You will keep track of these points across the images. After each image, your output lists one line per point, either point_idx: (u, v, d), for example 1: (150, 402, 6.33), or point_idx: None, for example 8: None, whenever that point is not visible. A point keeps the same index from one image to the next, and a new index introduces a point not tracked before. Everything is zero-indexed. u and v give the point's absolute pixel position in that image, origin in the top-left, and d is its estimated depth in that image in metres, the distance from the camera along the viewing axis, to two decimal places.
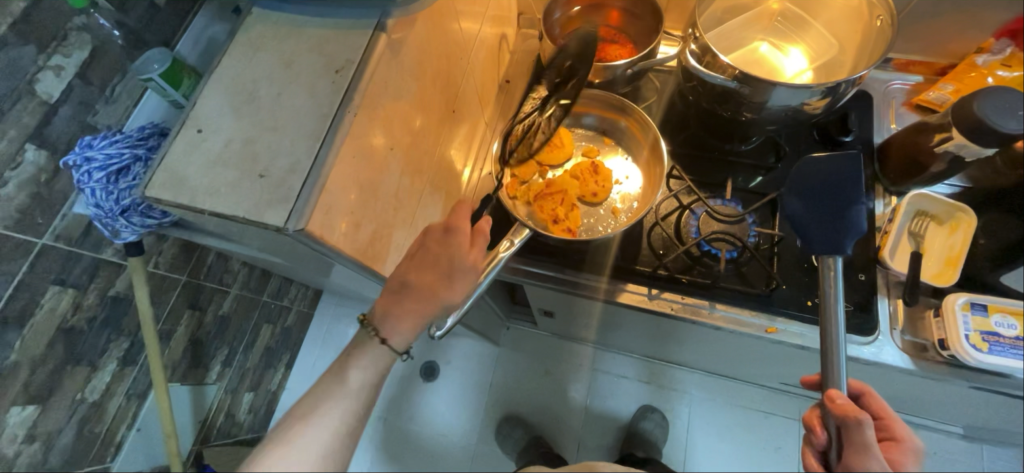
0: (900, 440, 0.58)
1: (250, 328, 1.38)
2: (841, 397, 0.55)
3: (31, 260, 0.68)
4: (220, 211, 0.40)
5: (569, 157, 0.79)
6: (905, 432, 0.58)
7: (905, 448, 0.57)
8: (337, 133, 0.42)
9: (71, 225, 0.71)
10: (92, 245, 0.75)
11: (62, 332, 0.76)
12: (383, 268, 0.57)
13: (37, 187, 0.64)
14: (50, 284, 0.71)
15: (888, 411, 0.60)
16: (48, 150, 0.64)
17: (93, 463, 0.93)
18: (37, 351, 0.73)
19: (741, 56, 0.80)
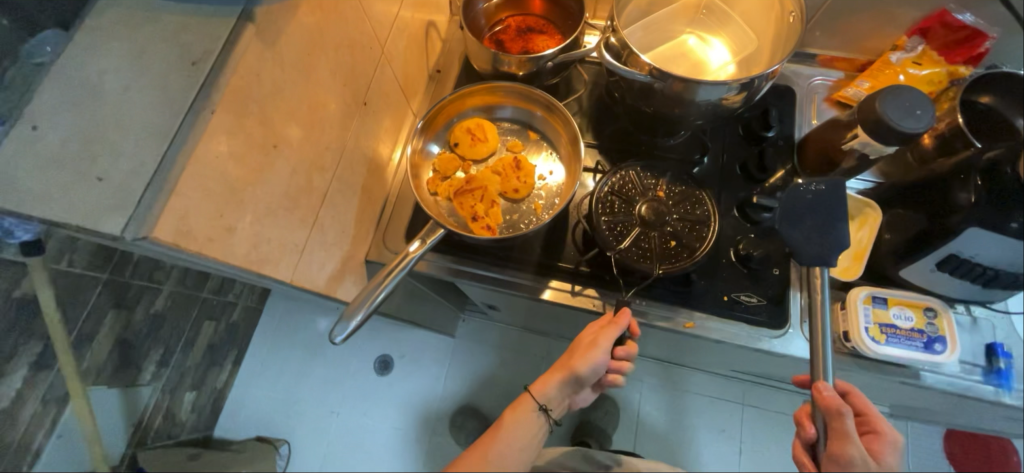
0: (880, 434, 0.59)
1: (189, 326, 1.31)
2: (828, 392, 0.57)
3: None
4: (52, 218, 0.37)
5: (493, 151, 0.76)
6: (888, 428, 0.59)
7: (890, 445, 0.58)
8: (189, 131, 0.39)
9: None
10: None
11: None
12: (274, 271, 0.54)
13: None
14: None
15: (871, 407, 0.61)
16: None
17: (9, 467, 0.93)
18: None
19: (667, 50, 0.80)
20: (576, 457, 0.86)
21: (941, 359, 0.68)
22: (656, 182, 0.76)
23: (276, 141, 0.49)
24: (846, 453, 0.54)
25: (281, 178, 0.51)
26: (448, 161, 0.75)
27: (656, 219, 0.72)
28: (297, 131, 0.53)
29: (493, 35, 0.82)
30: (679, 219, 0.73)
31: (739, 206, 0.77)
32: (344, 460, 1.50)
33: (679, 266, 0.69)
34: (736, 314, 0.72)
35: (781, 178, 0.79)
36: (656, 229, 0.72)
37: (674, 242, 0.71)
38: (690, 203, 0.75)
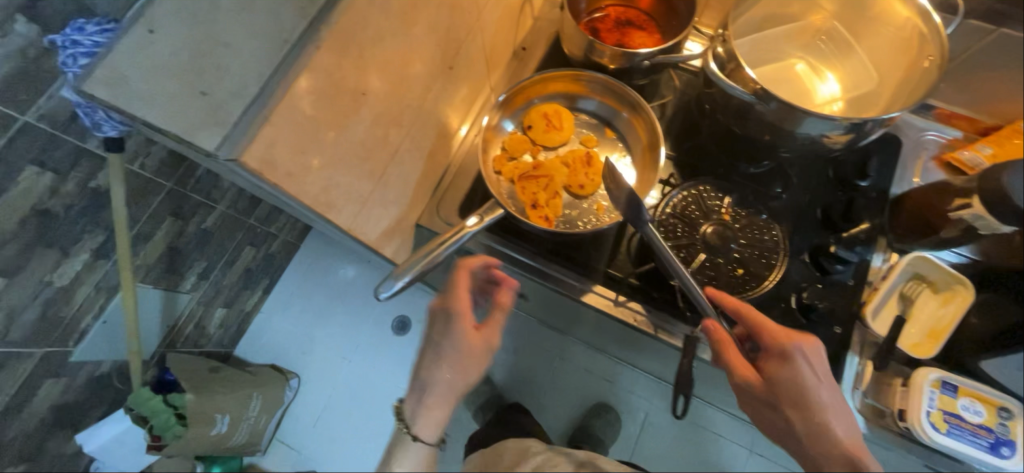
0: (771, 350, 0.58)
1: (232, 248, 1.36)
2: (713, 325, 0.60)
3: (10, 136, 0.62)
4: (153, 123, 0.37)
5: (565, 141, 0.74)
6: (770, 337, 0.58)
7: (786, 355, 0.57)
8: (293, 63, 0.39)
9: (57, 107, 0.65)
10: (74, 132, 0.71)
11: (36, 214, 0.72)
12: (335, 216, 0.54)
13: (23, 61, 0.57)
14: (28, 165, 0.67)
15: (756, 322, 0.58)
16: (39, 25, 0.57)
17: (54, 345, 0.90)
18: (8, 229, 0.69)
19: (773, 72, 0.74)
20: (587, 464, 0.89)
21: (1006, 463, 0.63)
22: (721, 203, 0.71)
23: (365, 89, 0.49)
24: (734, 380, 0.58)
25: (361, 128, 0.51)
26: (518, 143, 0.73)
27: (721, 243, 0.68)
28: (384, 83, 0.52)
29: (590, 22, 0.78)
30: (746, 245, 0.68)
31: (812, 253, 0.72)
32: (348, 405, 1.57)
33: (744, 297, 0.65)
34: None
35: (866, 232, 0.72)
36: (723, 255, 0.68)
37: (742, 270, 0.67)
38: (758, 229, 0.70)
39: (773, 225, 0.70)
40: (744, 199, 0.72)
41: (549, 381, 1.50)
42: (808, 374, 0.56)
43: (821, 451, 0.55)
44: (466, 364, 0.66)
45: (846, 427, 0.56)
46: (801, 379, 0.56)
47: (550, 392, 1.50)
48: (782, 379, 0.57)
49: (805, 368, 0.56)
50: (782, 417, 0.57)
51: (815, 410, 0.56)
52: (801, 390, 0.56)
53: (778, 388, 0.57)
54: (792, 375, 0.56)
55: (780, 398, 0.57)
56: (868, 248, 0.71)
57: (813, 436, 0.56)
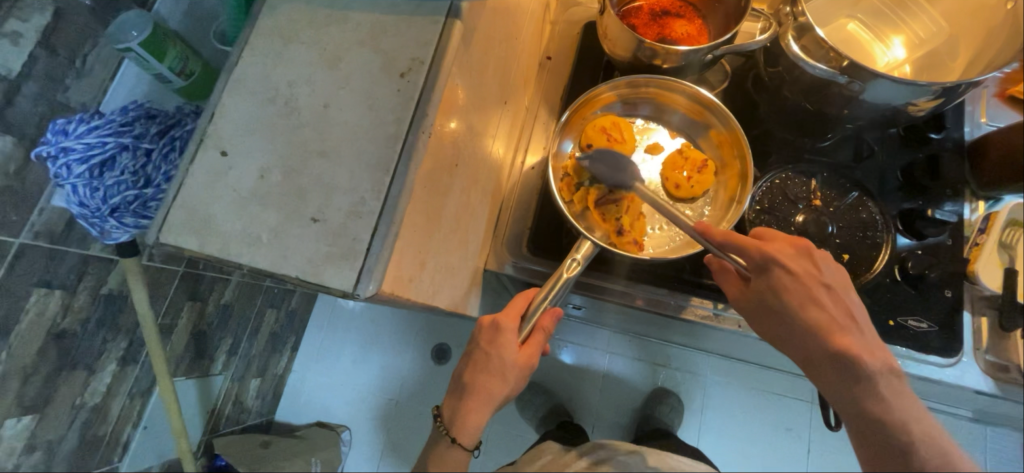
0: (767, 271, 0.53)
1: (254, 315, 1.24)
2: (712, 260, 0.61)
3: (8, 263, 0.54)
4: (262, 268, 0.31)
5: (631, 153, 0.69)
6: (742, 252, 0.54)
7: (759, 264, 0.53)
8: (410, 160, 0.32)
9: (52, 219, 0.57)
10: (77, 240, 0.61)
11: (53, 338, 0.62)
12: (438, 299, 0.48)
13: (6, 178, 0.51)
14: (34, 287, 0.57)
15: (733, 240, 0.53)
16: (15, 135, 0.51)
17: (100, 465, 0.80)
18: (27, 362, 0.60)
19: (832, 35, 0.70)
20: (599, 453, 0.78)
21: None
22: (809, 187, 0.67)
23: (455, 158, 0.43)
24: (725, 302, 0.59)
25: (453, 199, 0.45)
26: (582, 166, 0.67)
27: (822, 231, 0.64)
28: (465, 143, 0.46)
29: (625, 16, 0.72)
30: (844, 228, 0.65)
31: (905, 219, 0.68)
32: (387, 447, 1.47)
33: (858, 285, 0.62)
34: (903, 340, 0.65)
35: (953, 187, 0.70)
36: (825, 243, 0.64)
37: (848, 255, 0.64)
38: (852, 209, 0.66)
39: (865, 200, 0.66)
40: (832, 177, 0.67)
41: (601, 376, 1.40)
42: (785, 281, 0.53)
43: (816, 358, 0.53)
44: (508, 379, 0.56)
45: (840, 323, 0.52)
46: (779, 288, 0.53)
47: (602, 389, 1.39)
48: (760, 294, 0.54)
49: (782, 274, 0.53)
50: (765, 327, 0.56)
51: (798, 317, 0.53)
52: (779, 298, 0.53)
53: (759, 301, 0.55)
54: (767, 285, 0.53)
55: (762, 311, 0.55)
56: (957, 201, 0.69)
57: (800, 338, 0.53)
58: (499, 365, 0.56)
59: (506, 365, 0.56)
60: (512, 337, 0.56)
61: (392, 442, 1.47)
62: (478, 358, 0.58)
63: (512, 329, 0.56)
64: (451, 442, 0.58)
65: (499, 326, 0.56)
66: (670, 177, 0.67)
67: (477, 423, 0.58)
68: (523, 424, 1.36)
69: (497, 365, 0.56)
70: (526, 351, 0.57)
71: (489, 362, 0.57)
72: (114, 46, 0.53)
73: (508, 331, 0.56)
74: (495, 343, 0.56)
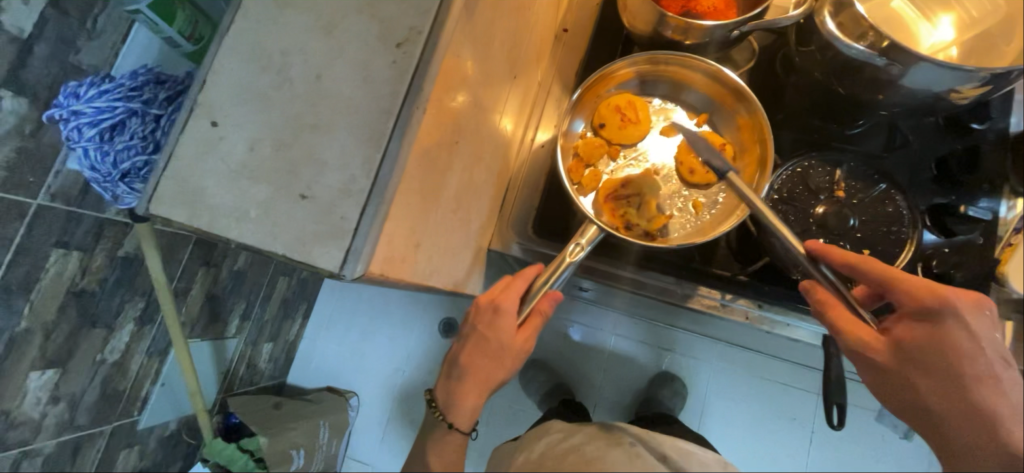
0: (936, 323, 0.45)
1: (268, 282, 1.26)
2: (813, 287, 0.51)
3: (27, 224, 0.55)
4: (250, 244, 0.30)
5: (646, 134, 0.66)
6: (908, 293, 0.46)
7: (928, 311, 0.45)
8: (403, 137, 0.31)
9: (68, 183, 0.57)
10: (94, 203, 0.61)
11: (73, 296, 0.64)
12: (436, 279, 0.47)
13: (21, 139, 0.51)
14: (53, 247, 0.58)
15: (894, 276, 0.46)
16: (29, 97, 0.51)
17: (121, 418, 0.82)
18: (49, 318, 0.62)
19: (877, 9, 0.64)
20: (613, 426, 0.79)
21: None
22: (833, 177, 0.63)
23: (457, 136, 0.41)
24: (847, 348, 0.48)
25: (454, 178, 0.44)
26: (593, 147, 0.65)
27: (844, 225, 0.60)
28: (469, 119, 0.44)
29: None
30: (866, 221, 0.62)
31: (934, 214, 0.65)
32: (391, 411, 1.51)
33: None
34: None
35: (990, 182, 0.65)
36: (845, 237, 0.61)
37: (868, 250, 0.61)
38: (876, 203, 0.62)
39: (893, 194, 0.63)
40: (859, 166, 0.64)
41: (606, 358, 1.40)
42: (959, 339, 0.44)
43: (986, 437, 0.43)
44: (508, 360, 0.56)
45: (1019, 405, 0.43)
46: (952, 343, 0.44)
47: (606, 370, 1.40)
48: (921, 344, 0.45)
49: (955, 328, 0.44)
50: (906, 391, 0.46)
51: (971, 381, 0.44)
52: (942, 355, 0.44)
53: (918, 353, 0.45)
54: (928, 337, 0.45)
55: (918, 366, 0.45)
56: (994, 197, 0.65)
57: (955, 414, 0.44)
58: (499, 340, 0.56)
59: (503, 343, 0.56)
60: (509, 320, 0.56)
61: (398, 410, 1.51)
62: (477, 339, 0.58)
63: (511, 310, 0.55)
64: (448, 426, 0.58)
65: (500, 309, 0.56)
66: (685, 162, 0.64)
67: (474, 404, 0.58)
68: (526, 400, 1.38)
69: (496, 348, 0.56)
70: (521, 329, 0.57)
71: (489, 344, 0.56)
72: (124, 8, 0.54)
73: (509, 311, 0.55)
74: (496, 326, 0.56)
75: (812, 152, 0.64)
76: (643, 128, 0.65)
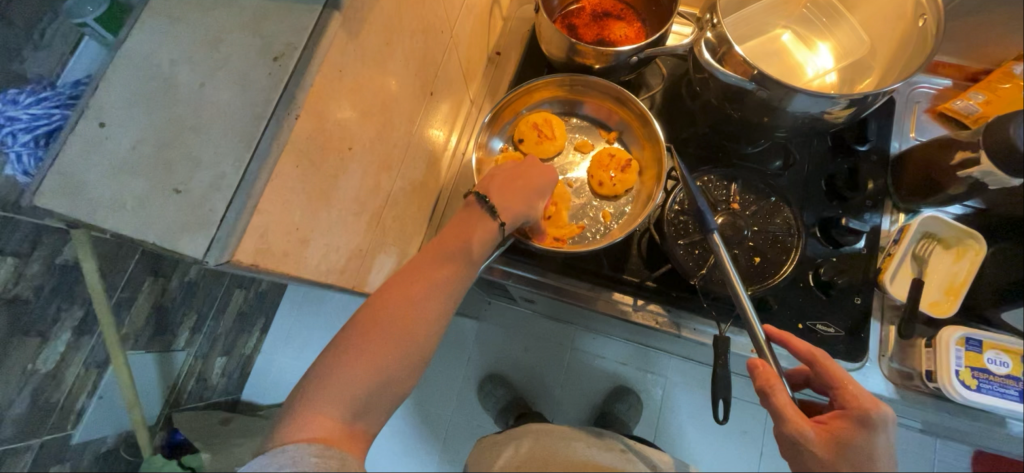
0: (867, 426, 0.47)
1: (221, 294, 1.25)
2: (763, 366, 0.49)
3: None
4: (126, 235, 0.33)
5: (561, 150, 0.71)
6: (854, 397, 0.49)
7: (867, 417, 0.47)
8: (271, 141, 0.34)
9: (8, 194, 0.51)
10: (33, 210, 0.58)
11: (4, 304, 0.61)
12: (338, 280, 0.50)
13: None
14: None
15: (845, 379, 0.50)
16: None
17: (53, 431, 0.75)
18: None
19: (762, 45, 0.72)
20: (586, 434, 0.72)
21: None
22: (729, 191, 0.69)
23: (351, 142, 0.45)
24: (791, 434, 0.46)
25: (352, 182, 0.47)
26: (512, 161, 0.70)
27: (737, 234, 0.66)
28: (369, 129, 0.48)
29: (565, 18, 0.75)
30: (758, 231, 0.67)
31: (822, 227, 0.71)
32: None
33: (766, 286, 0.64)
34: (812, 344, 0.67)
35: (872, 198, 0.72)
36: (739, 246, 0.66)
37: (759, 258, 0.66)
38: (767, 214, 0.68)
39: (781, 207, 0.69)
40: (753, 181, 0.69)
41: (563, 372, 1.39)
42: (884, 449, 0.47)
43: None
44: None
45: None
46: (877, 448, 0.46)
47: (564, 384, 1.39)
48: (855, 445, 0.46)
49: (881, 438, 0.47)
50: None
51: None
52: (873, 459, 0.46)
53: (853, 455, 0.46)
54: (863, 440, 0.46)
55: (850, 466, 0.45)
56: (875, 212, 0.71)
57: None
58: (427, 283, 0.47)
59: (435, 285, 0.48)
60: (516, 198, 0.54)
61: None
62: None
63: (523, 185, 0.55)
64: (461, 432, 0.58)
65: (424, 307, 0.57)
66: (596, 175, 0.69)
67: None
68: (483, 417, 1.35)
69: None
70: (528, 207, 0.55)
71: None
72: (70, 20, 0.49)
73: (517, 184, 0.55)
74: None
75: (712, 168, 0.70)
76: (558, 145, 0.70)
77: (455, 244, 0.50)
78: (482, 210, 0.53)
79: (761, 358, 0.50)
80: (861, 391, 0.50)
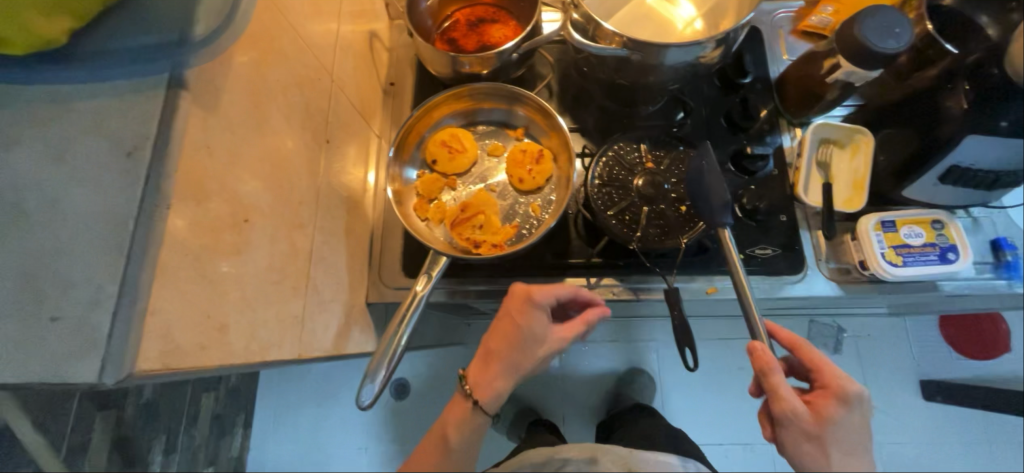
0: (843, 397, 0.52)
1: (188, 402, 1.18)
2: (760, 348, 0.52)
3: None
4: (6, 380, 0.31)
5: (475, 160, 0.71)
6: (834, 376, 0.53)
7: (845, 396, 0.52)
8: (146, 238, 0.33)
9: None
10: None
11: None
12: (278, 354, 0.48)
13: None
14: None
15: (820, 358, 0.54)
16: None
17: None
18: None
19: (629, 14, 0.75)
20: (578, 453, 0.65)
21: (957, 267, 0.67)
22: (640, 153, 0.72)
23: (246, 214, 0.43)
24: (784, 413, 0.51)
25: (260, 253, 0.46)
26: (431, 183, 0.69)
27: (658, 191, 0.68)
28: (263, 194, 0.46)
29: (443, 36, 0.76)
30: (678, 182, 0.70)
31: (734, 161, 0.75)
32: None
33: (701, 228, 0.66)
34: (756, 269, 0.71)
35: (767, 122, 0.77)
36: (664, 201, 0.69)
37: (684, 206, 0.68)
38: (680, 163, 0.71)
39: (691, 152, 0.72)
40: (659, 137, 0.73)
41: None
42: (857, 421, 0.51)
43: None
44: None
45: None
46: (854, 422, 0.51)
47: None
48: (836, 420, 0.51)
49: (857, 413, 0.52)
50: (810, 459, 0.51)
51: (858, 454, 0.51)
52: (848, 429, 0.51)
53: (832, 428, 0.51)
54: (842, 416, 0.51)
55: (831, 439, 0.51)
56: (775, 132, 0.77)
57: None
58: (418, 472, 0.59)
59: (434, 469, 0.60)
60: (482, 374, 0.61)
61: None
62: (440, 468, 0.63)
63: (496, 350, 0.61)
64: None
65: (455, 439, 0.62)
66: (515, 174, 0.70)
67: None
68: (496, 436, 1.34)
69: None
70: (508, 371, 0.61)
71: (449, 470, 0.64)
72: None
73: (493, 361, 0.62)
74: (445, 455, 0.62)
75: (619, 136, 0.73)
76: (471, 157, 0.71)
77: (439, 438, 0.62)
78: (461, 393, 0.62)
79: (760, 341, 0.52)
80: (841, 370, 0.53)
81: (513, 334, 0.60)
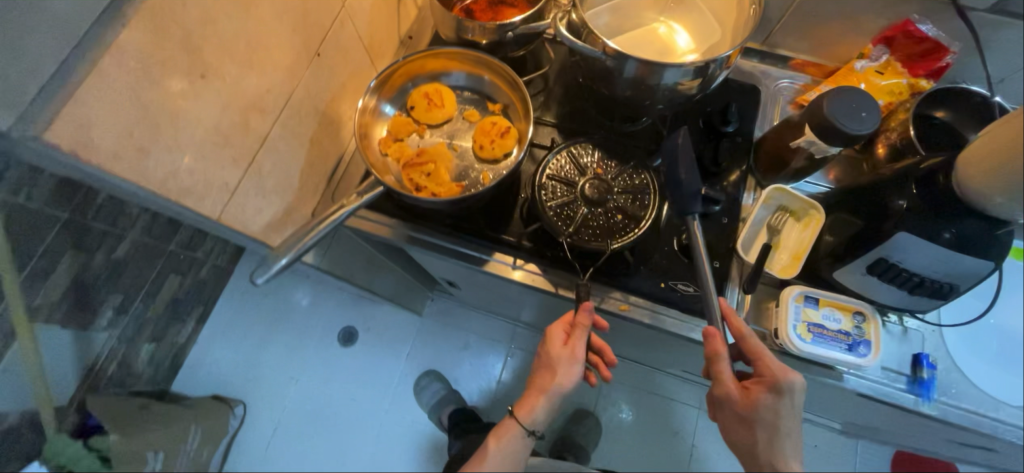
0: (770, 383, 0.63)
1: (153, 277, 1.26)
2: (712, 334, 0.62)
3: None
4: None
5: (449, 117, 0.76)
6: (771, 369, 0.63)
7: (777, 387, 0.62)
8: (95, 42, 0.39)
9: None
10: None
11: None
12: (197, 205, 0.54)
13: None
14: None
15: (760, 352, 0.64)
16: None
17: None
18: None
19: (634, 36, 0.79)
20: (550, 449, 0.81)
21: (864, 361, 0.66)
22: (594, 158, 0.75)
23: (203, 71, 0.49)
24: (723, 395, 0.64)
25: (207, 111, 0.51)
26: (401, 124, 0.75)
27: (600, 196, 0.71)
28: (228, 63, 0.52)
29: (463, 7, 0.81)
30: (621, 193, 0.72)
31: None
32: (307, 438, 1.50)
33: (629, 239, 0.69)
34: (671, 301, 0.73)
35: (737, 179, 0.78)
36: (603, 207, 0.71)
37: (620, 216, 0.71)
38: (629, 177, 0.74)
39: (641, 170, 0.74)
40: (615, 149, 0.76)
41: None
42: (782, 408, 0.62)
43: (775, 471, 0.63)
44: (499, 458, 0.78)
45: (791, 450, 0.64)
46: (780, 408, 0.62)
47: None
48: (765, 403, 0.62)
49: (784, 402, 0.62)
50: (742, 428, 0.64)
51: (782, 436, 0.63)
52: (774, 413, 0.62)
53: (761, 410, 0.63)
54: (771, 400, 0.62)
55: (757, 422, 0.63)
56: (740, 187, 0.78)
57: (752, 451, 0.64)
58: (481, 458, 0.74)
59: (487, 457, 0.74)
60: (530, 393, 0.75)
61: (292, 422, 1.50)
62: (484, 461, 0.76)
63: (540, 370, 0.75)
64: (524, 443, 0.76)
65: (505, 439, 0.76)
66: (478, 141, 0.74)
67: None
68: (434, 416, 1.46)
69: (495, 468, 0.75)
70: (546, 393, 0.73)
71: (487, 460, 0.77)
72: None
73: (536, 383, 0.75)
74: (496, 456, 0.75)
75: (574, 139, 0.76)
76: (446, 113, 0.76)
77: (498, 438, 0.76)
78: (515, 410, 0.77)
79: (714, 328, 0.62)
80: (775, 363, 0.63)
81: (547, 356, 0.75)
